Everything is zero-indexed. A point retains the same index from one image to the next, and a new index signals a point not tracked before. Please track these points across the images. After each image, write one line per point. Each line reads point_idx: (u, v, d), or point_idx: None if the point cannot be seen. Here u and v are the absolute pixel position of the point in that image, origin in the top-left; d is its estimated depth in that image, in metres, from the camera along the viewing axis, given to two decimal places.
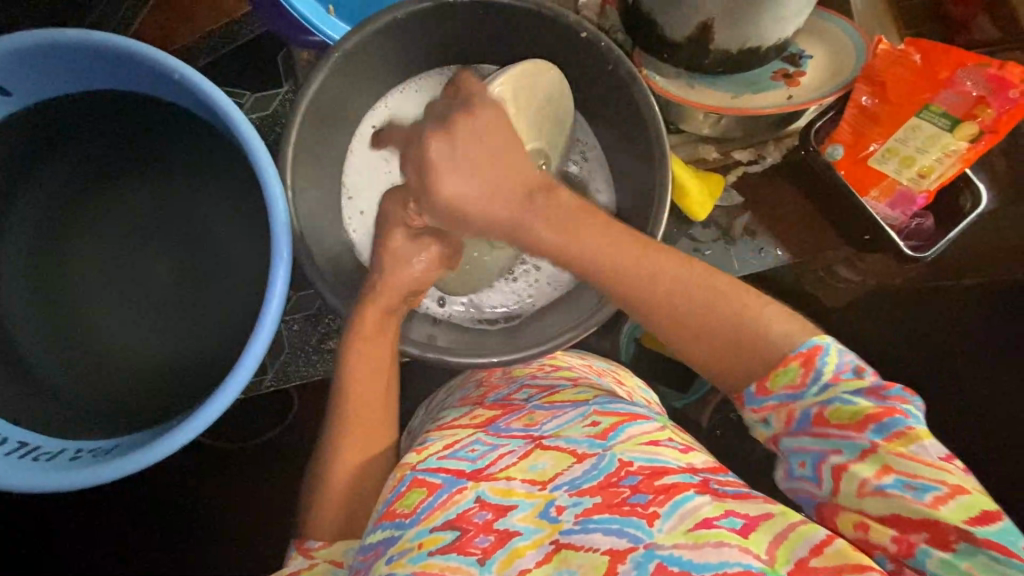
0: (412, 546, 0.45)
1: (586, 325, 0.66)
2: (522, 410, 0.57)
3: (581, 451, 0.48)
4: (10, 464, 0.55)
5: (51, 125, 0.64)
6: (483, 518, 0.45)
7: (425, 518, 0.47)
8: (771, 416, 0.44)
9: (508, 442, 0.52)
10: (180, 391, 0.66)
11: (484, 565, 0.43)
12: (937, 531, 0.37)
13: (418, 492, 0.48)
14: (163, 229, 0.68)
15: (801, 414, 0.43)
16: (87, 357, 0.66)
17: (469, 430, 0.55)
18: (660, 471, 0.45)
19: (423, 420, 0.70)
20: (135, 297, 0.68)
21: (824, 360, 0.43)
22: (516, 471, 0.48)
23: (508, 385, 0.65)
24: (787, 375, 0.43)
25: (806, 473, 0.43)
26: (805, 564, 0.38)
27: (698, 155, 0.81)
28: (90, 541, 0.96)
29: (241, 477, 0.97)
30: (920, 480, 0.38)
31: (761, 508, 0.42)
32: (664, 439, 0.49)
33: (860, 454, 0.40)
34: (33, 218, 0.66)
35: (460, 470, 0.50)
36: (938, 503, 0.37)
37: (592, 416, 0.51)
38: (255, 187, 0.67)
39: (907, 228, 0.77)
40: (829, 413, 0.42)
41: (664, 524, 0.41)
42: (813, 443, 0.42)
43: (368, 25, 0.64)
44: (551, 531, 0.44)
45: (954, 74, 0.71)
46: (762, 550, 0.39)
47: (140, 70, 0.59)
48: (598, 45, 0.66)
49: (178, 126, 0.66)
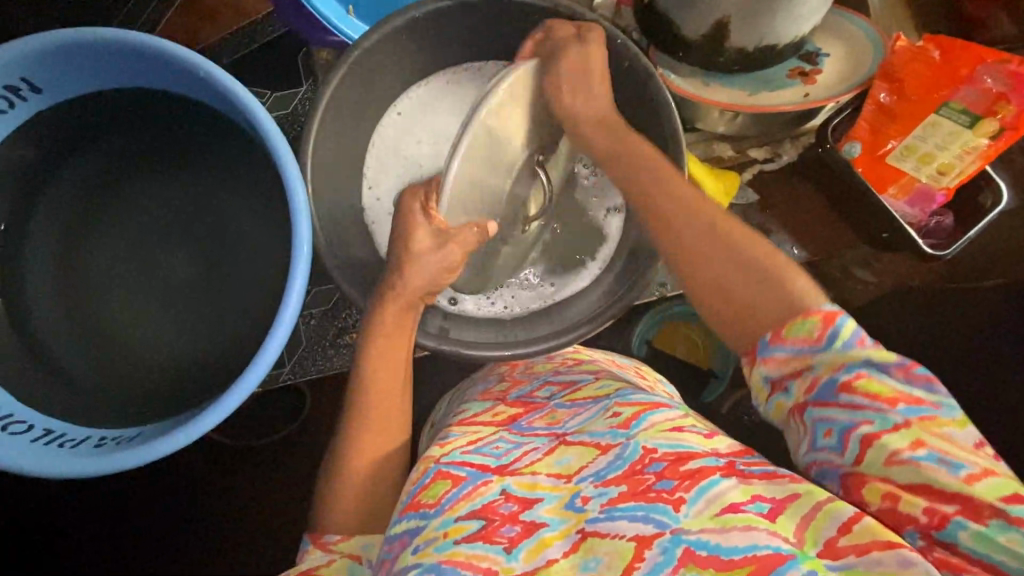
0: (439, 534, 0.45)
1: (603, 318, 0.69)
2: (545, 408, 0.58)
3: (605, 444, 0.48)
4: (37, 450, 0.56)
5: (80, 123, 0.66)
6: (509, 509, 0.46)
7: (451, 507, 0.47)
8: (795, 385, 0.44)
9: (532, 439, 0.53)
10: (201, 382, 0.67)
11: (511, 554, 0.44)
12: (969, 505, 0.37)
13: (442, 483, 0.49)
14: (187, 223, 0.70)
15: (827, 381, 0.42)
16: (110, 348, 0.67)
17: (491, 428, 0.56)
18: (685, 458, 0.45)
19: (447, 409, 0.71)
20: (159, 290, 0.69)
21: (844, 323, 0.43)
22: (542, 465, 0.49)
23: (531, 380, 0.65)
24: (801, 327, 0.44)
25: (831, 442, 0.42)
26: (834, 543, 0.38)
27: (713, 153, 0.82)
28: (108, 533, 0.97)
29: (262, 472, 0.98)
30: (954, 456, 0.38)
31: (786, 488, 0.42)
32: (687, 425, 0.49)
33: (890, 425, 0.40)
34: (61, 212, 0.67)
35: (485, 464, 0.50)
36: (973, 480, 0.37)
37: (614, 407, 0.52)
38: (275, 181, 0.68)
39: (925, 227, 0.77)
40: (857, 379, 0.41)
41: (690, 509, 0.41)
42: (840, 411, 0.41)
43: (386, 24, 0.65)
44: (576, 521, 0.44)
45: (974, 71, 0.71)
46: (790, 532, 0.39)
47: (166, 68, 0.60)
48: (614, 41, 0.67)
49: (201, 123, 0.67)
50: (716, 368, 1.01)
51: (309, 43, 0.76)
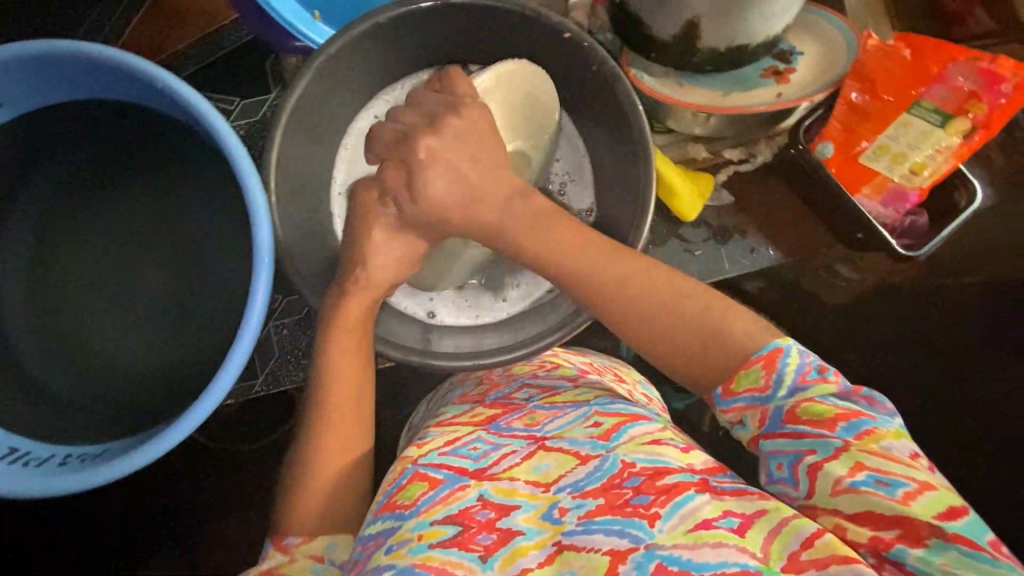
0: (412, 537, 0.45)
1: (571, 324, 0.66)
2: (523, 409, 0.57)
3: (585, 453, 0.48)
4: (0, 470, 0.56)
5: (37, 136, 0.65)
6: (486, 516, 0.46)
7: (426, 511, 0.47)
8: (749, 418, 0.44)
9: (510, 442, 0.52)
10: (169, 395, 0.66)
11: (486, 562, 0.43)
12: (911, 527, 0.37)
13: (419, 485, 0.49)
14: (153, 235, 0.69)
15: (775, 414, 0.43)
16: (76, 363, 0.67)
17: (469, 427, 0.56)
18: (662, 472, 0.45)
19: (425, 415, 0.70)
20: (126, 303, 0.68)
21: (786, 362, 0.43)
22: (519, 471, 0.49)
23: (509, 383, 0.65)
24: (750, 377, 0.44)
25: (784, 475, 0.42)
26: (797, 557, 0.38)
27: (687, 155, 0.80)
28: (85, 543, 0.96)
29: (242, 477, 0.98)
30: (892, 476, 0.38)
31: (755, 504, 0.42)
32: (666, 439, 0.49)
33: (832, 452, 0.40)
34: (22, 224, 0.66)
35: (463, 467, 0.50)
36: (910, 499, 0.37)
37: (594, 417, 0.52)
38: (240, 192, 0.67)
39: (899, 226, 0.75)
40: (802, 409, 0.42)
41: (665, 525, 0.41)
42: (787, 443, 0.42)
43: (350, 31, 0.64)
44: (553, 532, 0.44)
45: (945, 69, 0.72)
46: (758, 547, 0.39)
47: (121, 78, 0.59)
48: (581, 45, 0.66)
49: (163, 133, 0.66)
50: None
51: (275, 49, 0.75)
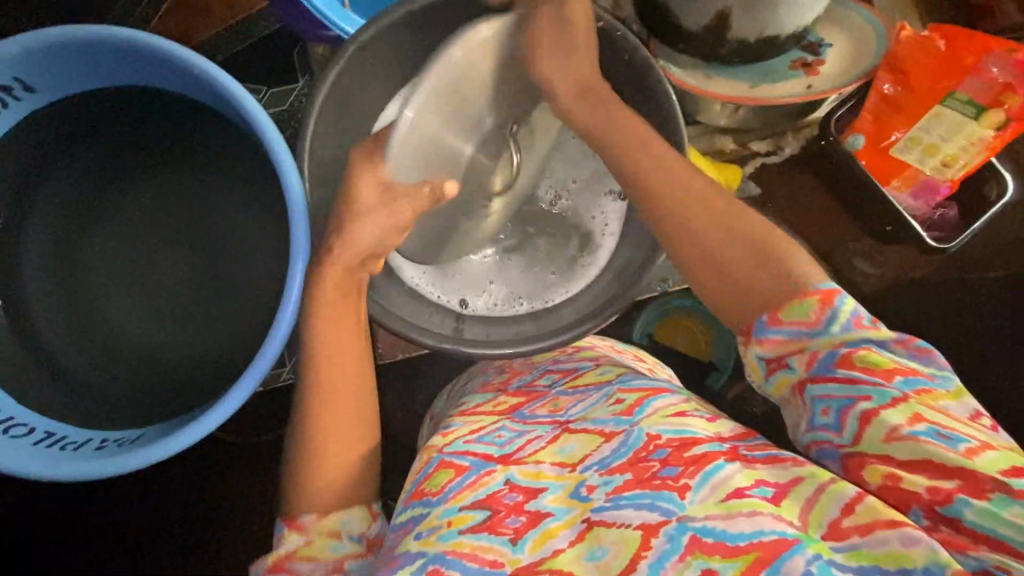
0: (443, 523, 0.45)
1: (607, 311, 0.67)
2: (546, 396, 0.58)
3: (609, 430, 0.48)
4: (40, 454, 0.56)
5: (76, 124, 0.65)
6: (514, 500, 0.46)
7: (453, 497, 0.47)
8: (795, 360, 0.44)
9: (535, 428, 0.53)
10: (203, 383, 0.67)
11: (516, 545, 0.44)
12: (972, 480, 0.36)
13: (445, 473, 0.49)
14: (184, 224, 0.69)
15: (827, 357, 0.42)
16: (111, 349, 0.67)
17: (493, 417, 0.56)
18: (689, 443, 0.45)
19: (447, 403, 0.70)
20: (159, 291, 0.69)
21: (842, 303, 0.43)
22: (545, 454, 0.49)
23: (531, 370, 0.66)
24: (800, 309, 0.44)
25: (829, 421, 0.42)
26: (838, 525, 0.38)
27: (715, 146, 0.81)
28: (109, 531, 0.97)
29: (263, 466, 0.98)
30: (952, 431, 0.38)
31: (790, 472, 0.42)
32: (691, 410, 0.48)
33: (890, 400, 0.39)
34: (58, 212, 0.67)
35: (489, 453, 0.50)
36: (972, 453, 0.37)
37: (616, 394, 0.51)
38: (273, 180, 0.68)
39: (930, 219, 0.76)
40: (859, 355, 0.41)
41: (695, 497, 0.41)
42: (840, 387, 0.41)
43: (384, 18, 0.64)
44: (582, 510, 0.44)
45: (980, 60, 0.70)
46: (795, 516, 0.39)
47: (159, 65, 0.59)
48: (615, 34, 0.66)
49: (197, 120, 0.67)
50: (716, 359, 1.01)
51: (305, 38, 0.75)
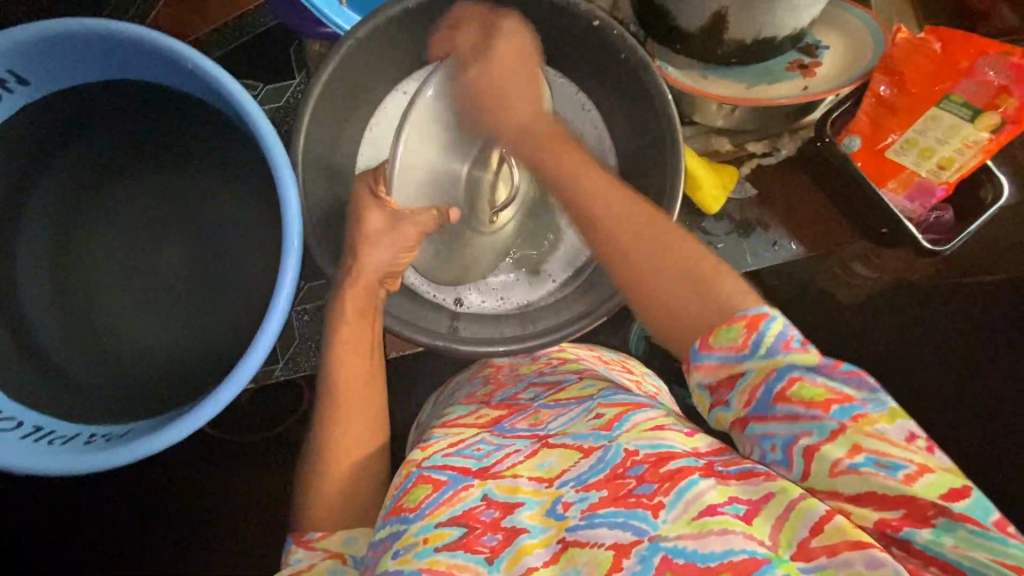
0: (418, 541, 0.45)
1: (598, 314, 0.68)
2: (528, 409, 0.57)
3: (587, 446, 0.47)
4: (26, 447, 0.56)
5: (68, 117, 0.65)
6: (491, 516, 0.45)
7: (429, 514, 0.46)
8: (734, 398, 0.43)
9: (515, 442, 0.51)
10: (192, 380, 0.66)
11: (492, 564, 0.43)
12: (915, 508, 0.37)
13: (423, 488, 0.48)
14: (176, 219, 0.69)
15: (764, 393, 0.42)
16: (99, 343, 0.67)
17: (473, 429, 0.55)
18: (666, 458, 0.44)
19: (433, 413, 0.70)
20: (151, 286, 0.69)
21: (768, 327, 0.42)
22: (523, 469, 0.48)
23: (515, 383, 0.64)
24: (729, 334, 0.43)
25: (778, 457, 0.42)
26: (807, 545, 0.38)
27: (711, 146, 0.80)
28: (98, 527, 0.96)
29: (255, 465, 0.97)
30: (891, 458, 0.37)
31: (761, 487, 0.41)
32: (668, 424, 0.48)
33: (828, 433, 0.39)
34: (50, 205, 0.66)
35: (467, 467, 0.49)
36: (911, 480, 0.37)
37: (597, 409, 0.50)
38: (265, 176, 0.67)
39: (925, 222, 0.76)
40: (792, 389, 0.40)
41: (668, 515, 0.40)
42: (780, 425, 0.41)
43: (371, 19, 0.64)
44: (557, 529, 0.43)
45: (975, 63, 0.70)
46: (765, 535, 0.39)
47: (152, 59, 0.59)
48: (610, 32, 0.66)
49: (189, 115, 0.66)
50: None
51: (301, 35, 0.75)
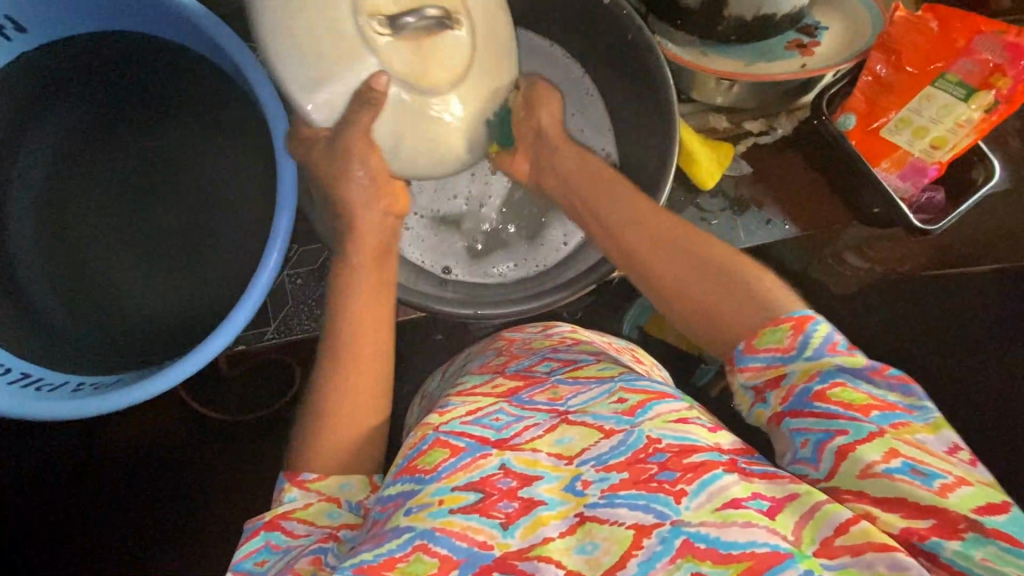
0: (433, 500, 0.42)
1: (588, 280, 0.68)
2: (545, 382, 0.54)
3: (609, 428, 0.45)
4: (15, 392, 0.55)
5: (64, 69, 0.64)
6: (508, 485, 0.43)
7: (447, 477, 0.43)
8: (772, 394, 0.44)
9: (534, 414, 0.49)
10: (184, 337, 0.66)
11: (507, 530, 0.41)
12: (945, 519, 0.36)
13: (440, 451, 0.45)
14: (171, 176, 0.68)
15: (803, 391, 0.42)
16: (91, 300, 0.66)
17: (490, 398, 0.52)
18: (689, 450, 0.42)
19: (441, 385, 0.67)
20: (144, 244, 0.68)
21: (815, 329, 0.43)
22: (542, 443, 0.46)
23: (528, 356, 0.60)
24: (774, 336, 0.44)
25: (807, 454, 0.41)
26: (830, 544, 0.37)
27: (708, 124, 0.81)
28: (83, 493, 0.96)
29: (244, 433, 0.97)
30: (927, 467, 0.37)
31: (786, 487, 0.40)
32: (692, 417, 0.46)
33: (865, 435, 0.39)
34: (44, 159, 0.66)
35: (485, 436, 0.46)
36: (946, 491, 0.36)
37: (620, 392, 0.48)
38: (260, 135, 0.67)
39: (918, 201, 0.76)
40: (833, 389, 0.41)
41: (691, 502, 0.39)
42: (815, 421, 0.41)
43: None
44: (576, 504, 0.42)
45: (971, 42, 0.73)
46: (788, 530, 0.38)
47: (149, 8, 0.59)
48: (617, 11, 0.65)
49: (185, 70, 0.66)
50: (706, 352, 1.00)
51: None
